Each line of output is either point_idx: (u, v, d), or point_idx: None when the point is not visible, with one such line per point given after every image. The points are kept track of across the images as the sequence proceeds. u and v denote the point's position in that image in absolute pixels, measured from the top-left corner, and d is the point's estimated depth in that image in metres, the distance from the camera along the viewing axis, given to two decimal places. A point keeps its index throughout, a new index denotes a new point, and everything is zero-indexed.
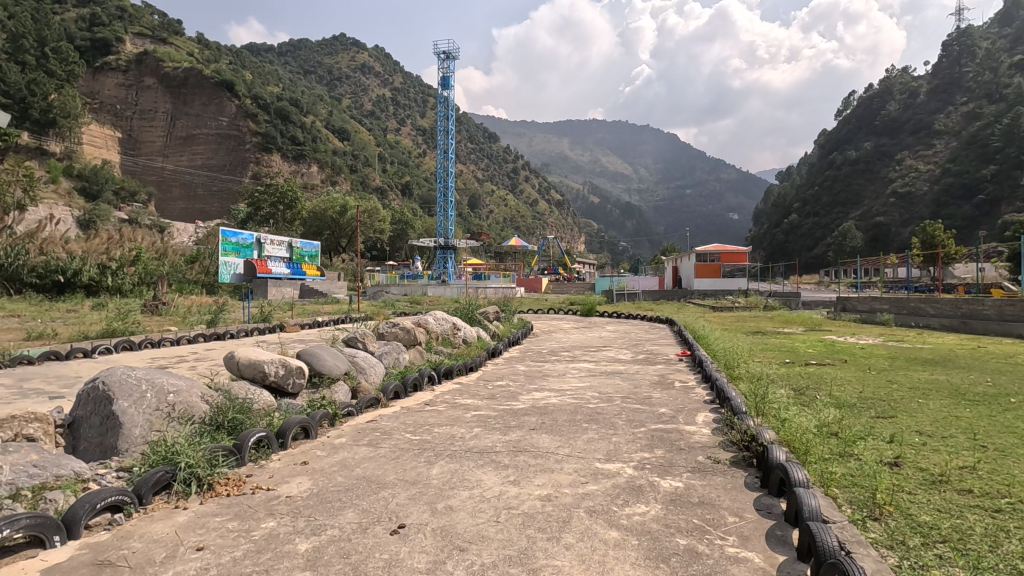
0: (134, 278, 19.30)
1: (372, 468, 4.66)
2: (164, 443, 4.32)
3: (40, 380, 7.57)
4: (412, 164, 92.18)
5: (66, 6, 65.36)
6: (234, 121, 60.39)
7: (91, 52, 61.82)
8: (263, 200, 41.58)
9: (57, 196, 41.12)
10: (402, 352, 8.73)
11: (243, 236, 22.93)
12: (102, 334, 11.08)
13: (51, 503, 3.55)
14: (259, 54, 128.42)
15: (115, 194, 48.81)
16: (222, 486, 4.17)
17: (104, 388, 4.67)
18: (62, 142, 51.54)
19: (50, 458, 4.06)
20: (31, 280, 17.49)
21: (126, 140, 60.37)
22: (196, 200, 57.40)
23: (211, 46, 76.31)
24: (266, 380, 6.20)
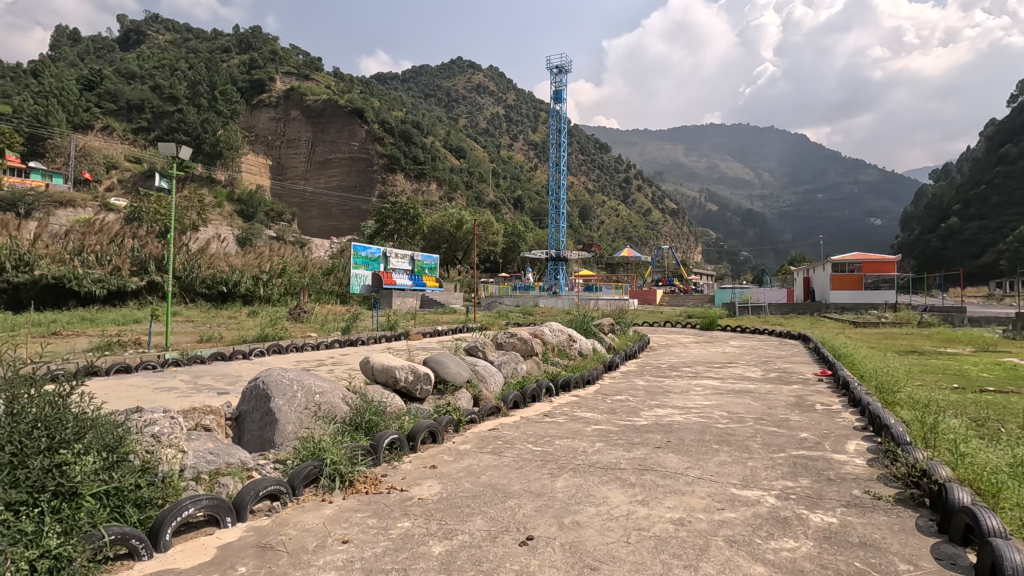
0: (281, 289, 21.82)
1: (497, 477, 4.72)
2: (312, 440, 4.73)
3: (211, 377, 8.70)
4: (524, 178, 94.19)
5: (231, 56, 76.36)
6: (363, 145, 65.55)
7: (249, 92, 71.15)
8: (389, 217, 44.80)
9: (222, 218, 47.63)
10: (520, 361, 8.84)
11: (372, 250, 24.64)
12: (258, 338, 12.56)
13: (224, 487, 4.02)
14: (386, 83, 139.54)
15: (266, 216, 55.34)
16: (361, 483, 4.46)
17: (264, 386, 5.21)
18: (226, 171, 59.61)
19: (223, 447, 4.57)
20: (202, 290, 20.03)
21: (275, 167, 68.18)
22: (331, 218, 63.32)
23: (346, 78, 84.04)
24: (397, 385, 6.57)
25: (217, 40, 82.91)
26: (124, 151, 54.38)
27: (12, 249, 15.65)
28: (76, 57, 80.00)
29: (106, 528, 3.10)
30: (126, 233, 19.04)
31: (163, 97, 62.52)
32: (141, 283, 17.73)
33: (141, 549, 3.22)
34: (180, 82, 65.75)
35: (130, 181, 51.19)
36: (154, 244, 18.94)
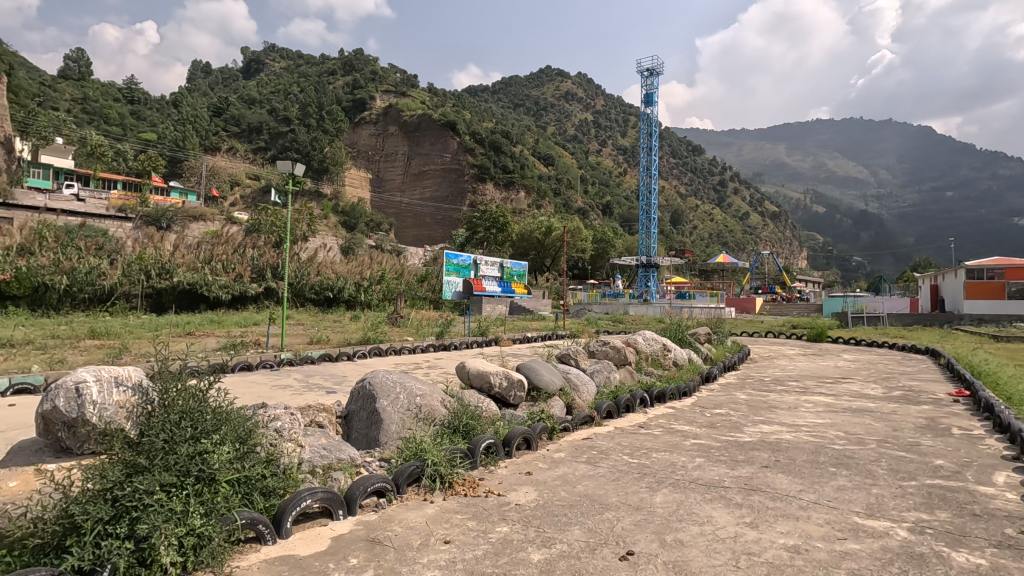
0: (380, 294, 23.09)
1: (594, 487, 4.65)
2: (414, 440, 4.92)
3: (320, 377, 9.36)
4: (613, 183, 92.82)
5: (337, 78, 82.33)
6: (455, 156, 67.48)
7: (352, 110, 76.33)
8: (479, 225, 45.85)
9: (328, 228, 51.31)
10: (613, 370, 8.68)
11: (463, 258, 25.37)
12: (361, 340, 13.36)
13: (336, 481, 4.29)
14: (477, 95, 143.82)
15: (366, 226, 58.83)
16: (459, 485, 4.58)
17: (370, 387, 5.49)
18: (332, 185, 64.09)
19: (334, 443, 4.86)
20: (311, 295, 21.62)
21: (374, 180, 72.30)
22: (425, 227, 66.08)
23: (439, 93, 87.60)
24: (491, 390, 6.66)
25: (325, 64, 89.91)
26: (246, 169, 60.28)
27: (155, 258, 17.42)
28: (209, 87, 90.23)
29: (238, 513, 3.45)
30: (248, 243, 20.92)
31: (278, 120, 68.62)
32: (260, 289, 19.54)
33: (267, 533, 3.55)
34: (293, 105, 71.83)
35: (250, 197, 56.54)
36: (270, 252, 20.69)
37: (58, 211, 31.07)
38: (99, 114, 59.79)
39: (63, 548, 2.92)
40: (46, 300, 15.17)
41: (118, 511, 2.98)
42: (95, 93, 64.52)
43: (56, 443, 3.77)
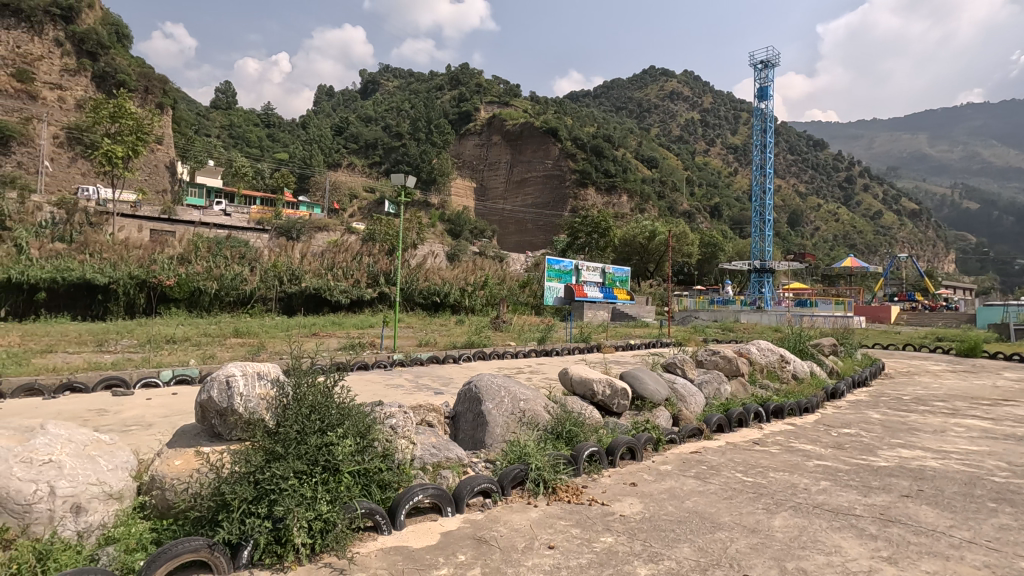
0: (483, 299, 23.83)
1: (704, 504, 4.43)
2: (518, 444, 5.00)
3: (430, 378, 9.81)
4: (722, 184, 88.04)
5: (445, 93, 86.26)
6: (557, 162, 67.62)
7: (458, 123, 79.45)
8: (580, 230, 45.58)
9: (435, 236, 53.79)
10: (724, 382, 8.21)
11: (564, 264, 25.38)
12: (467, 344, 13.86)
13: (445, 479, 4.49)
14: (579, 101, 143.53)
15: (471, 233, 60.87)
16: (563, 491, 4.59)
17: (476, 390, 5.65)
18: (439, 195, 67.03)
19: (443, 442, 5.08)
20: (420, 300, 22.56)
21: (479, 189, 74.64)
22: (526, 233, 67.12)
23: (541, 101, 88.54)
24: (594, 398, 6.59)
25: (433, 81, 94.59)
26: (362, 182, 64.88)
27: (287, 266, 19.22)
28: (331, 109, 98.60)
29: (358, 502, 3.72)
30: (364, 251, 22.44)
31: (391, 135, 73.18)
32: (375, 293, 20.99)
33: (383, 523, 3.80)
34: (404, 121, 76.29)
35: (366, 208, 60.72)
36: (384, 259, 22.06)
37: (209, 224, 35.43)
38: (242, 139, 67.53)
39: (216, 521, 3.36)
40: (200, 302, 17.22)
41: (259, 492, 3.35)
42: (239, 120, 72.99)
43: (211, 429, 4.30)
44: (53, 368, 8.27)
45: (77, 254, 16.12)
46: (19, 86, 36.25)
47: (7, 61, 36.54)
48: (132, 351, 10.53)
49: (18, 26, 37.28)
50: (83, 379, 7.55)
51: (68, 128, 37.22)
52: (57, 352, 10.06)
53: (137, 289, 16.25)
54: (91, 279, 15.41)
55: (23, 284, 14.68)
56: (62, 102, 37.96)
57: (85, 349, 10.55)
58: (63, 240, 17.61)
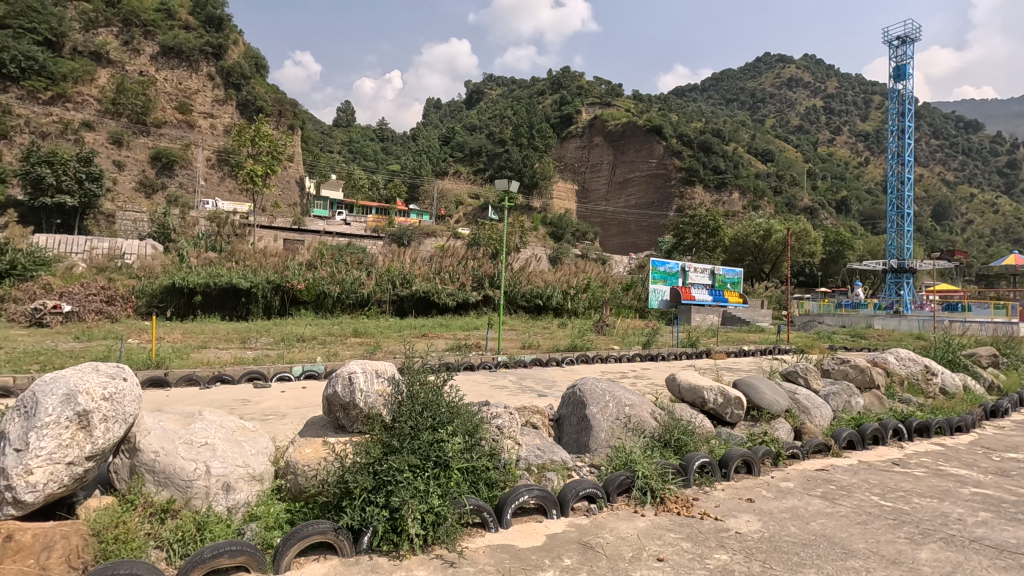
0: (585, 302, 23.67)
1: (833, 527, 4.04)
2: (624, 450, 4.88)
3: (533, 380, 9.90)
4: (850, 176, 79.95)
5: (546, 97, 86.94)
6: (662, 161, 65.36)
7: (560, 125, 79.61)
8: (688, 231, 43.63)
9: (537, 239, 54.31)
10: (855, 395, 7.44)
11: (670, 265, 24.48)
12: (569, 347, 13.82)
13: (550, 482, 4.53)
14: (684, 95, 137.61)
15: (573, 235, 60.70)
16: (672, 502, 4.41)
17: (580, 394, 5.61)
18: (541, 199, 67.63)
19: (547, 444, 5.10)
20: (523, 303, 22.77)
21: (580, 191, 74.27)
22: (630, 235, 65.70)
23: (645, 99, 86.15)
24: (705, 406, 6.26)
25: (535, 87, 95.61)
26: (468, 189, 67.14)
27: (399, 270, 20.34)
28: (439, 121, 103.26)
29: (467, 499, 3.85)
30: (470, 255, 23.15)
31: (495, 142, 75.09)
32: (480, 296, 21.66)
33: (489, 520, 3.89)
34: (507, 127, 77.92)
35: (471, 214, 62.71)
36: (488, 263, 22.65)
37: (331, 233, 38.54)
38: (360, 153, 72.81)
39: (341, 507, 3.67)
40: (325, 304, 18.80)
41: (377, 482, 3.60)
42: (357, 136, 78.80)
43: (335, 421, 4.66)
44: (207, 362, 9.46)
45: (225, 261, 18.29)
46: (181, 117, 41.95)
47: (171, 96, 42.40)
48: (269, 349, 11.75)
49: (180, 65, 43.13)
50: (231, 371, 8.58)
51: (218, 151, 42.39)
52: (210, 348, 11.48)
53: (274, 292, 18.10)
54: (237, 284, 17.40)
55: (184, 288, 16.92)
56: (213, 129, 43.33)
57: (231, 345, 11.95)
58: (215, 250, 20.07)
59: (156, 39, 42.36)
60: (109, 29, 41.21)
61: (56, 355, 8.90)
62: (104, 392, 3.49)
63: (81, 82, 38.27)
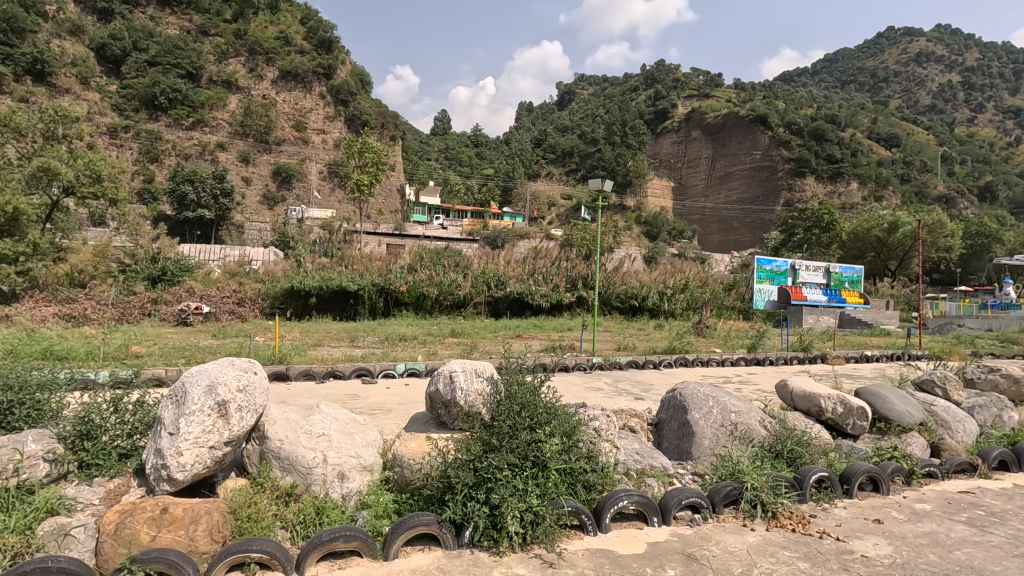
0: (683, 303, 22.73)
1: (982, 559, 3.54)
2: (730, 460, 4.64)
3: (629, 383, 9.66)
4: (997, 158, 70.03)
5: (640, 93, 84.83)
6: (767, 152, 61.22)
7: (654, 121, 77.35)
8: (797, 225, 40.48)
9: (632, 239, 53.06)
10: (1007, 409, 6.50)
11: (778, 263, 22.84)
12: (667, 349, 13.31)
13: (650, 488, 4.40)
14: (793, 80, 128.14)
15: (669, 234, 58.56)
16: (786, 518, 4.11)
17: (681, 398, 5.40)
18: (635, 198, 66.02)
19: (647, 450, 4.97)
20: (617, 304, 22.31)
21: (677, 188, 71.58)
22: (731, 231, 62.24)
23: (747, 88, 81.27)
24: (822, 416, 5.77)
25: (629, 83, 93.57)
26: (560, 190, 67.08)
27: (494, 272, 20.74)
28: (531, 124, 104.29)
29: (565, 500, 3.84)
30: (563, 256, 23.14)
31: (587, 142, 74.44)
32: (573, 297, 21.56)
33: (588, 523, 3.86)
34: (600, 126, 76.94)
35: (564, 215, 62.62)
36: (581, 264, 22.50)
37: (430, 238, 40.14)
38: (456, 160, 75.36)
39: (443, 501, 3.82)
40: (424, 305, 19.68)
41: (479, 478, 3.71)
42: (453, 143, 81.62)
43: (437, 418, 4.83)
44: (321, 359, 10.22)
45: (336, 265, 19.69)
46: (297, 134, 45.85)
47: (289, 116, 46.44)
48: (375, 347, 12.47)
49: (296, 87, 47.14)
50: (342, 367, 9.23)
51: (328, 164, 45.77)
52: (323, 345, 12.44)
53: (378, 294, 19.22)
54: (346, 287, 18.66)
55: (301, 291, 18.44)
56: (325, 144, 46.87)
57: (341, 344, 12.83)
58: (326, 255, 21.67)
59: (276, 64, 46.58)
60: (238, 59, 45.89)
61: (198, 351, 10.04)
62: (240, 385, 3.89)
63: (215, 108, 43.00)
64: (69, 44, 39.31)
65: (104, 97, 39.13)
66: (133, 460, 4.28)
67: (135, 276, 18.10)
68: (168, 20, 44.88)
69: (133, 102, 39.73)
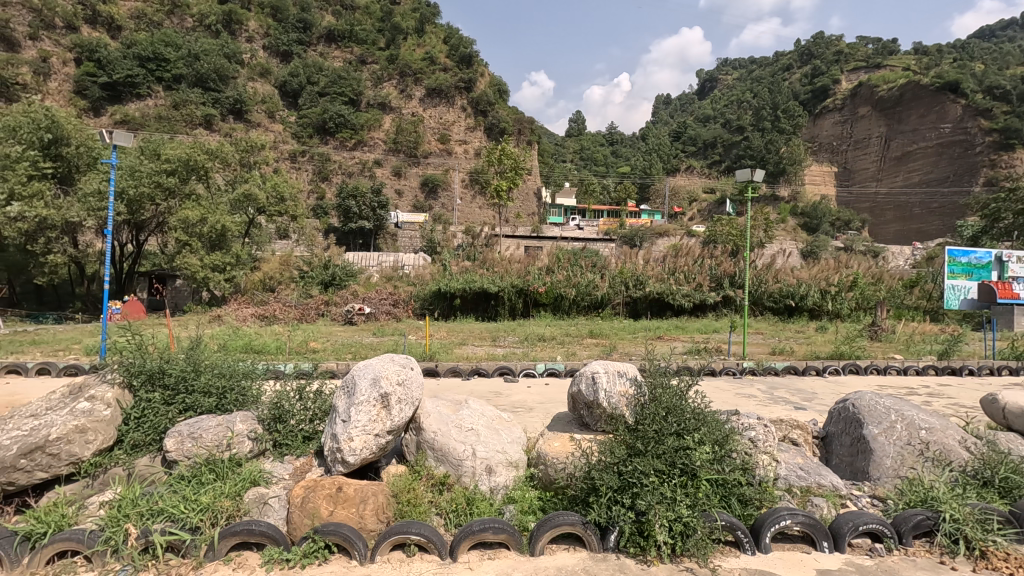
0: (852, 303, 20.11)
1: None
2: (921, 485, 4.01)
3: (786, 390, 8.80)
4: None
5: (795, 73, 77.01)
6: (960, 124, 51.69)
7: (812, 101, 69.78)
8: (1005, 209, 33.52)
9: (787, 232, 48.14)
10: None
11: (977, 255, 18.83)
12: (832, 355, 11.81)
13: (818, 509, 3.99)
14: (993, 35, 106.99)
15: (832, 225, 52.23)
16: (1001, 560, 3.45)
17: (854, 410, 4.79)
18: (789, 186, 60.07)
19: (813, 465, 4.49)
20: (770, 304, 20.39)
21: (842, 173, 63.76)
22: (913, 220, 53.80)
23: (932, 51, 69.61)
24: None
25: (780, 62, 85.48)
26: (703, 183, 63.36)
27: (632, 272, 20.20)
28: (670, 117, 100.25)
29: (718, 513, 3.60)
30: (707, 254, 21.86)
31: (732, 130, 69.44)
32: (719, 297, 20.20)
33: (745, 542, 3.57)
34: (748, 112, 71.28)
35: (707, 210, 59.18)
36: (728, 261, 21.04)
37: (566, 238, 40.27)
38: (591, 160, 75.01)
39: (587, 503, 3.80)
40: (562, 305, 19.87)
41: (623, 483, 3.64)
42: (588, 143, 81.34)
43: (580, 418, 4.82)
44: (467, 357, 10.84)
45: (478, 268, 20.63)
46: (442, 146, 48.97)
47: (435, 130, 49.82)
48: (515, 347, 12.84)
49: (440, 103, 50.41)
50: (486, 366, 9.63)
51: (470, 173, 48.18)
52: (467, 344, 13.07)
53: (518, 295, 19.77)
54: (487, 288, 19.40)
55: (447, 293, 19.57)
56: (466, 153, 49.46)
57: (484, 343, 13.38)
58: (470, 259, 22.82)
59: (423, 83, 50.20)
60: (391, 82, 50.29)
61: (362, 348, 11.14)
62: (399, 379, 4.24)
63: (373, 129, 47.62)
64: (260, 85, 46.54)
65: (286, 127, 45.39)
66: (315, 442, 4.88)
67: (312, 281, 20.74)
68: (334, 54, 50.81)
69: (308, 129, 45.56)
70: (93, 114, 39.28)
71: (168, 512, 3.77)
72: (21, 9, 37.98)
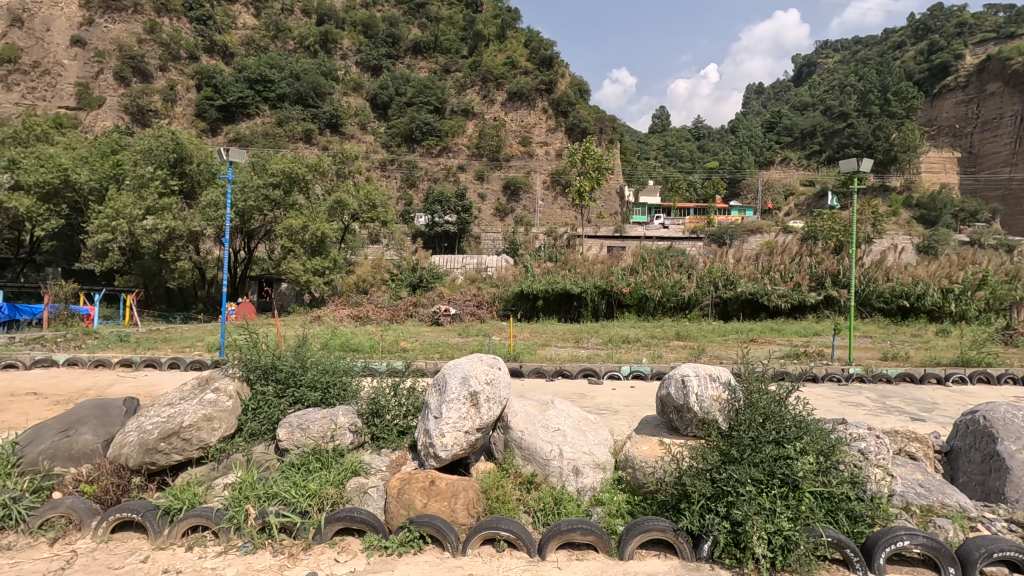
0: (981, 304, 17.98)
1: None
2: None
3: (901, 399, 8.03)
4: None
5: (908, 51, 70.12)
6: None
7: (930, 81, 63.19)
8: None
9: (899, 226, 43.78)
10: None
11: None
12: (955, 361, 10.60)
13: (941, 530, 3.62)
14: None
15: (954, 218, 46.86)
16: None
17: (986, 423, 4.29)
18: (902, 175, 54.70)
19: (935, 483, 4.10)
20: (880, 305, 18.61)
21: (966, 159, 57.25)
22: None
23: None
24: None
25: (890, 41, 78.10)
26: (801, 176, 59.20)
27: (722, 271, 19.27)
28: (763, 107, 94.76)
29: (824, 529, 3.36)
30: (805, 251, 20.39)
31: (834, 117, 64.36)
32: (820, 297, 18.82)
33: (856, 561, 3.31)
34: (852, 97, 65.72)
35: (805, 205, 55.22)
36: (830, 259, 19.59)
37: (651, 238, 39.03)
38: (676, 156, 72.54)
39: (679, 509, 3.71)
40: (647, 306, 19.38)
41: (717, 490, 3.51)
42: (673, 139, 78.82)
43: (669, 422, 4.70)
44: (551, 358, 10.90)
45: (560, 269, 20.62)
46: (523, 149, 49.43)
47: (516, 133, 50.37)
48: (599, 348, 12.82)
49: (522, 106, 50.95)
50: (569, 367, 9.64)
51: (551, 174, 48.23)
52: (551, 345, 13.26)
53: (601, 296, 19.54)
54: (570, 289, 19.30)
55: (530, 294, 19.71)
56: (548, 154, 49.52)
57: (567, 344, 13.49)
58: (552, 260, 22.91)
59: (505, 87, 50.99)
60: (473, 89, 51.59)
61: (449, 347, 11.51)
62: (488, 378, 4.36)
63: (457, 135, 49.02)
64: (353, 98, 49.41)
65: (377, 137, 47.83)
66: (409, 437, 5.12)
67: (401, 283, 21.68)
68: (420, 65, 52.86)
69: (397, 138, 47.67)
70: (211, 134, 43.67)
71: (281, 496, 4.13)
72: (154, 44, 43.28)
